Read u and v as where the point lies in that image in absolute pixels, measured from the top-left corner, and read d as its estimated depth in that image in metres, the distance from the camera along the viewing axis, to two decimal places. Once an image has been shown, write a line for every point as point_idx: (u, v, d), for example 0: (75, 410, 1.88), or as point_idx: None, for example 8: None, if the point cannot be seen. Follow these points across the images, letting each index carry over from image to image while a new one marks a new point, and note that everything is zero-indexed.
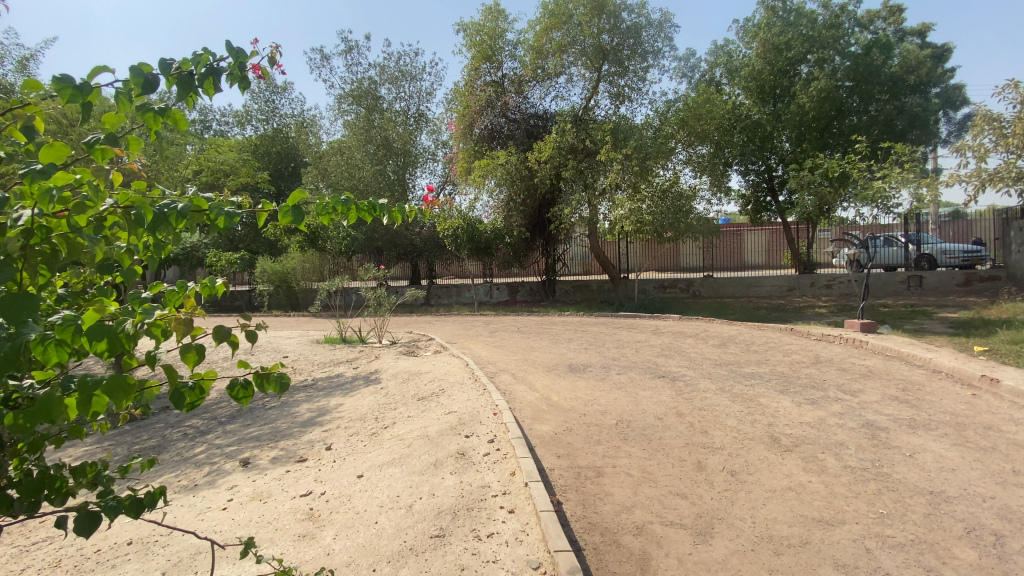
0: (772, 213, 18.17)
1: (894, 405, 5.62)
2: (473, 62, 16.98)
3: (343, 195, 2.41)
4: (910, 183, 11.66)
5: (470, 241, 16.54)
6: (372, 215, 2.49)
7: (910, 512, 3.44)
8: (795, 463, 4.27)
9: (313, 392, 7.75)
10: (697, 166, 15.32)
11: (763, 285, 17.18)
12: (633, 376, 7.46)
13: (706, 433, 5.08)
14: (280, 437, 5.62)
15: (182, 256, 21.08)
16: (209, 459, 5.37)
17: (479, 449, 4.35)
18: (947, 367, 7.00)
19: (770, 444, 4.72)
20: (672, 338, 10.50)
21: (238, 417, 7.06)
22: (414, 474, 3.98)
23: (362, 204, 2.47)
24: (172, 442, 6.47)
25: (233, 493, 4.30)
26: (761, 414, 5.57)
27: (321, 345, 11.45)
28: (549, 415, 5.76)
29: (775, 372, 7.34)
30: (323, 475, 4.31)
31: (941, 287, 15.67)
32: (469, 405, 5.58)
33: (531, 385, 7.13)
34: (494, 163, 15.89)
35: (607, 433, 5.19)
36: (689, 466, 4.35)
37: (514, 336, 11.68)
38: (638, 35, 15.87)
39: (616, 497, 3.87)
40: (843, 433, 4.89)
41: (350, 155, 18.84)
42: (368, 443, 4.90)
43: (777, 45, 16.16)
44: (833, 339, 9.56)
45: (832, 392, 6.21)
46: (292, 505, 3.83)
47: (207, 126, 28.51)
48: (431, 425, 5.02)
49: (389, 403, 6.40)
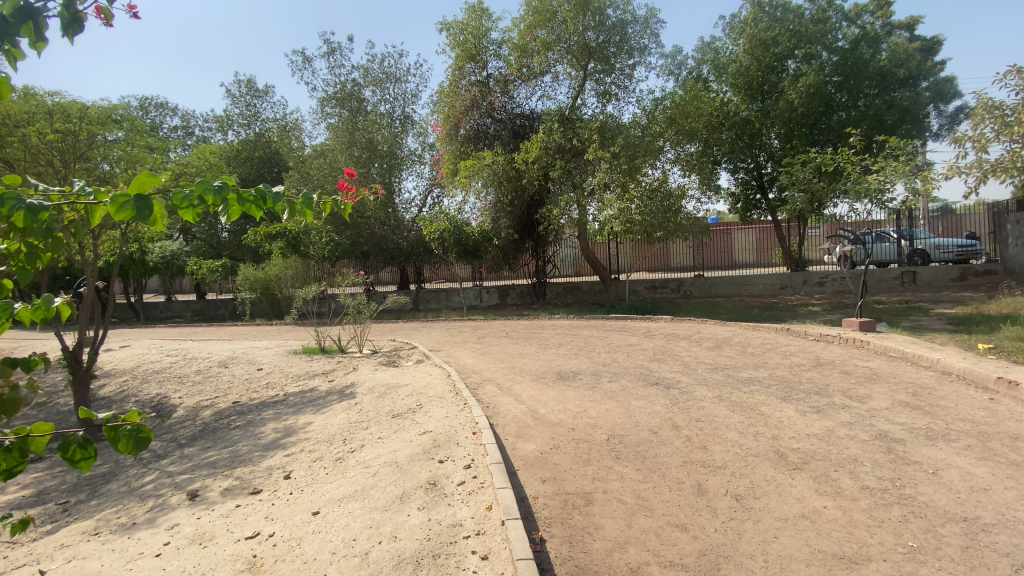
0: (763, 211, 17.86)
1: (907, 414, 5.22)
2: (457, 61, 16.49)
3: (215, 181, 2.25)
4: (907, 177, 11.35)
5: (457, 243, 15.71)
6: (259, 210, 2.42)
7: (944, 546, 3.03)
8: (806, 485, 3.85)
9: (282, 410, 7.21)
10: (685, 165, 14.97)
11: (755, 284, 16.84)
12: (625, 383, 7.00)
13: (705, 448, 4.63)
14: (237, 463, 5.08)
15: (161, 265, 20.39)
16: (155, 490, 4.83)
17: (453, 477, 3.86)
18: (957, 369, 6.63)
19: (777, 461, 4.28)
20: (665, 341, 10.07)
21: (199, 439, 6.51)
22: (375, 511, 3.47)
23: (247, 196, 2.38)
24: (122, 469, 5.90)
25: (171, 535, 3.74)
26: (764, 424, 5.13)
27: (298, 356, 10.90)
28: (534, 431, 5.28)
29: (775, 377, 6.92)
30: (275, 511, 3.78)
31: (935, 283, 15.43)
32: (446, 424, 5.06)
33: (516, 396, 6.64)
34: (479, 163, 15.28)
35: (597, 451, 4.71)
36: (689, 489, 3.90)
37: (501, 341, 11.19)
38: (624, 32, 15.50)
39: (607, 531, 3.39)
40: (857, 448, 4.46)
41: (334, 159, 18.30)
42: (330, 471, 4.39)
43: (764, 40, 15.81)
44: (832, 339, 9.18)
45: (839, 399, 5.79)
46: (233, 551, 3.31)
47: (188, 133, 27.83)
48: (402, 449, 4.52)
49: (360, 422, 5.87)
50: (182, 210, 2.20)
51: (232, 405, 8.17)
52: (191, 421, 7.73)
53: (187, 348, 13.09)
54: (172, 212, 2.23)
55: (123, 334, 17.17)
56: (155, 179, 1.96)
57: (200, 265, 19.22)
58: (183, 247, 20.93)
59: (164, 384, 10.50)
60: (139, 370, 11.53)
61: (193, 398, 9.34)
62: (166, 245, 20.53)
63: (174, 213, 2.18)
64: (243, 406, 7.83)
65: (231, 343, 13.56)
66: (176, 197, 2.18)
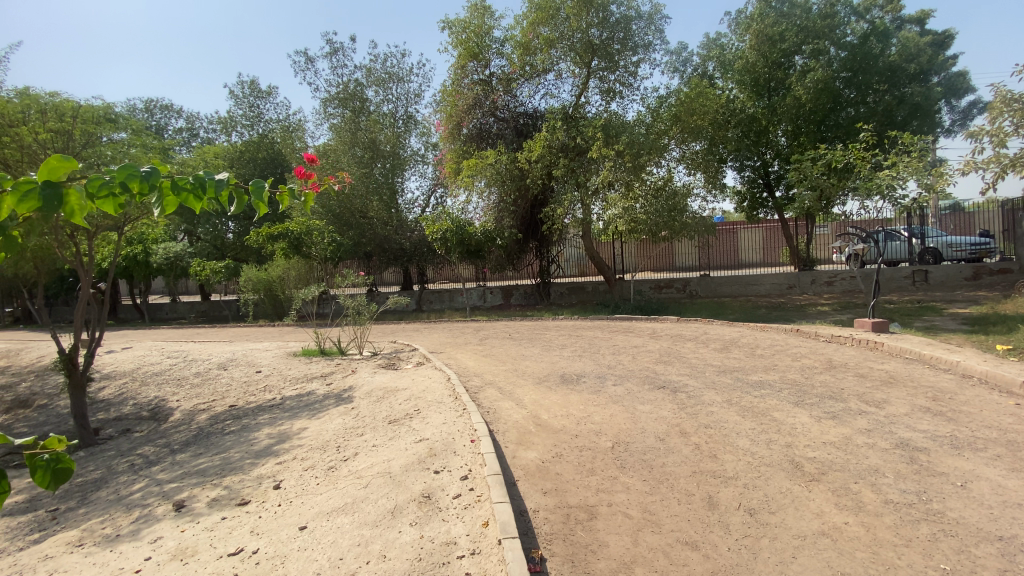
0: (770, 210, 17.54)
1: (928, 420, 4.98)
2: (460, 60, 16.31)
3: (142, 168, 2.23)
4: (919, 174, 11.03)
5: (459, 243, 15.48)
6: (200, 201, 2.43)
7: (981, 569, 2.83)
8: (825, 499, 3.63)
9: (278, 415, 7.02)
10: (691, 163, 14.76)
11: (762, 283, 16.54)
12: (630, 387, 6.76)
13: (716, 457, 4.40)
14: (227, 472, 4.87)
15: (165, 266, 20.23)
16: (142, 499, 4.63)
17: (448, 490, 3.65)
18: (977, 372, 6.37)
19: (793, 472, 4.04)
20: (671, 342, 9.82)
21: (193, 444, 6.32)
22: (365, 527, 3.27)
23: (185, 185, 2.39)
24: (111, 475, 5.71)
25: (152, 548, 3.52)
26: (777, 431, 4.89)
27: (297, 359, 10.72)
28: (536, 438, 5.05)
29: (787, 380, 6.67)
30: (260, 525, 3.57)
31: (948, 282, 15.10)
32: (443, 431, 4.86)
33: (518, 401, 6.43)
34: (482, 163, 15.08)
35: (601, 459, 4.49)
36: (698, 503, 3.68)
37: (503, 343, 10.98)
38: (628, 28, 15.24)
39: (612, 548, 3.18)
40: (877, 458, 4.22)
41: (337, 159, 18.10)
42: (321, 482, 4.19)
43: (771, 36, 15.52)
44: (843, 340, 8.90)
45: (854, 404, 5.54)
46: (213, 569, 3.09)
47: (192, 134, 27.78)
48: (396, 458, 4.31)
49: (356, 428, 5.67)
50: (101, 198, 2.16)
51: (228, 408, 8.00)
52: (186, 425, 7.56)
53: (187, 350, 12.94)
54: (93, 201, 2.19)
55: (125, 336, 17.08)
56: (68, 165, 1.96)
57: (203, 266, 19.14)
58: (187, 249, 20.75)
59: (162, 387, 10.34)
60: (138, 372, 11.39)
61: (190, 401, 9.16)
62: (169, 247, 20.39)
63: (92, 202, 2.16)
64: (240, 410, 7.64)
65: (232, 345, 13.39)
66: (94, 185, 2.14)
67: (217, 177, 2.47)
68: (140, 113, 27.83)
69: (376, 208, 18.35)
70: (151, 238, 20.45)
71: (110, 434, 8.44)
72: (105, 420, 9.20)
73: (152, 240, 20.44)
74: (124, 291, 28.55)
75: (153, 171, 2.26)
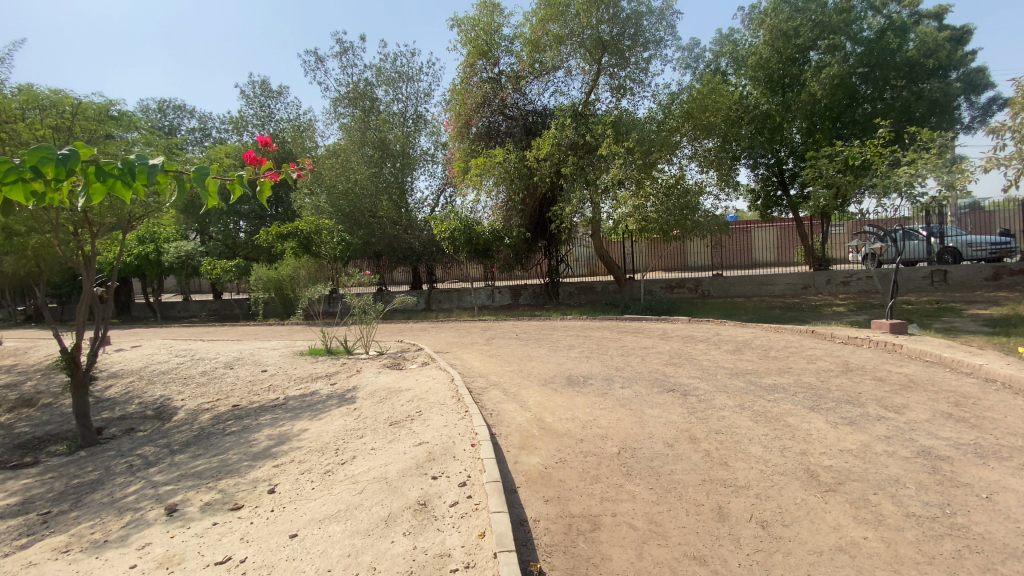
0: (784, 209, 17.19)
1: (951, 427, 4.74)
2: (468, 58, 16.18)
3: (59, 155, 3.16)
4: (939, 170, 10.65)
5: (467, 243, 15.36)
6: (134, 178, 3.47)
7: None
8: (842, 511, 3.43)
9: (280, 415, 6.94)
10: (703, 161, 14.49)
11: (776, 283, 16.22)
12: (638, 390, 6.56)
13: (726, 465, 4.20)
14: (223, 474, 4.79)
15: (176, 265, 20.28)
16: (135, 502, 4.56)
17: (445, 497, 3.51)
18: (1002, 376, 6.09)
19: (808, 482, 3.84)
20: (681, 343, 9.59)
21: (193, 445, 6.28)
22: (357, 536, 3.14)
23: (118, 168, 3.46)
24: (109, 477, 5.67)
25: (140, 555, 3.43)
26: (791, 438, 4.67)
27: (303, 358, 10.67)
28: (539, 442, 4.89)
29: (801, 384, 6.42)
30: (250, 533, 3.46)
31: (967, 282, 14.72)
32: (444, 434, 4.71)
33: (522, 403, 6.27)
34: (491, 162, 14.94)
35: (606, 466, 4.32)
36: (708, 514, 3.50)
37: (510, 343, 10.83)
38: (639, 24, 15.01)
39: (615, 563, 3.02)
40: (898, 467, 4.00)
41: (346, 159, 17.96)
42: (316, 486, 4.07)
43: (785, 31, 15.17)
44: (860, 342, 8.60)
45: (873, 409, 5.30)
46: None
47: (205, 135, 28.01)
48: (393, 462, 4.18)
49: (356, 429, 5.55)
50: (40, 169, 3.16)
51: (231, 408, 7.94)
52: (188, 425, 7.52)
53: (195, 349, 12.98)
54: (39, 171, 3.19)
55: (137, 334, 17.24)
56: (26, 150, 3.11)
57: (214, 265, 19.24)
58: (199, 248, 20.80)
59: (169, 386, 10.35)
60: (146, 371, 11.43)
61: (194, 401, 9.15)
62: (181, 246, 20.45)
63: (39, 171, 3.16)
64: (242, 410, 7.60)
65: (240, 344, 13.42)
66: (35, 159, 3.13)
67: (146, 165, 3.47)
68: (154, 114, 28.08)
69: (386, 207, 18.32)
70: (163, 237, 20.59)
71: (114, 433, 8.45)
72: (110, 419, 9.22)
73: (164, 239, 20.60)
74: (138, 290, 28.90)
75: (69, 157, 3.17)
